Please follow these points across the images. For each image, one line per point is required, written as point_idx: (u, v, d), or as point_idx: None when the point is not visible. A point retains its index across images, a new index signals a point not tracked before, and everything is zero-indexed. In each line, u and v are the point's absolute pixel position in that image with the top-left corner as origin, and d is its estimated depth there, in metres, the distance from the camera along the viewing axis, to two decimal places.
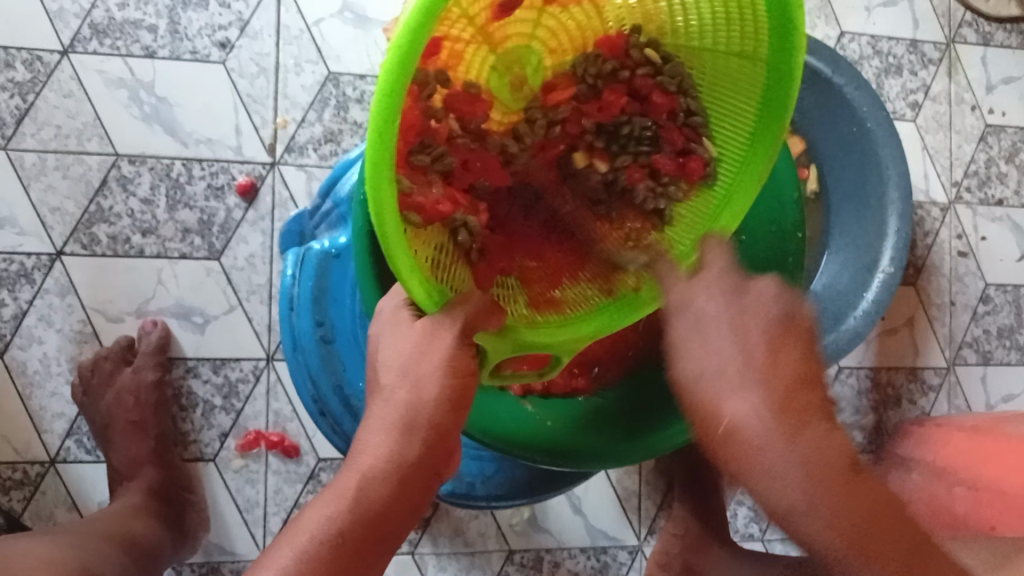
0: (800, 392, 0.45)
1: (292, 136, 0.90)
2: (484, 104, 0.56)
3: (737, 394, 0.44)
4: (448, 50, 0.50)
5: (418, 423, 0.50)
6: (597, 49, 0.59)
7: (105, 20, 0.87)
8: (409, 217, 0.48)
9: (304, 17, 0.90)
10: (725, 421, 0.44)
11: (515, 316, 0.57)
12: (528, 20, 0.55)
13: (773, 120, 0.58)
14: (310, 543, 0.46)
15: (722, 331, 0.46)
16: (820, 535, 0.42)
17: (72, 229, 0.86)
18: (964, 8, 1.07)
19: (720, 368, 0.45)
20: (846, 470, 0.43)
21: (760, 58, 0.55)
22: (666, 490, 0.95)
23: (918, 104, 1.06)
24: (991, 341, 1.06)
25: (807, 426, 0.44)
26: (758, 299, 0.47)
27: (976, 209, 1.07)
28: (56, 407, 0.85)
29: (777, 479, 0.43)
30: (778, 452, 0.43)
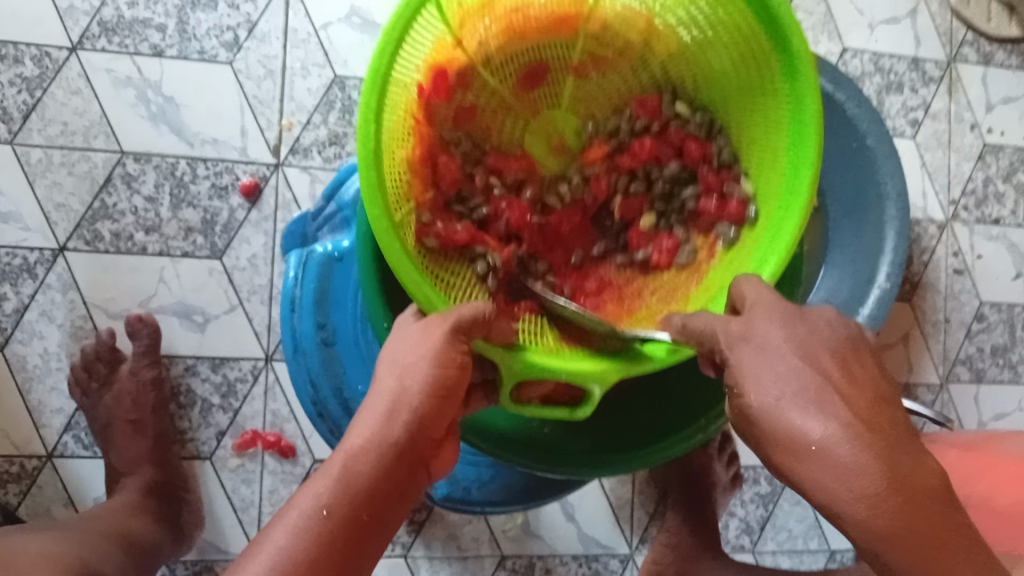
0: (879, 411, 0.44)
1: (297, 139, 0.90)
2: (522, 161, 0.68)
3: (813, 415, 0.44)
4: (484, 114, 0.65)
5: (401, 407, 0.53)
6: (632, 109, 0.69)
7: (114, 18, 0.87)
8: (425, 244, 0.59)
9: (312, 21, 0.91)
10: (813, 441, 0.43)
11: (539, 345, 0.59)
12: (562, 88, 0.68)
13: (801, 143, 0.59)
14: (301, 517, 0.48)
15: (794, 355, 0.46)
16: (918, 565, 0.42)
17: (75, 225, 0.86)
18: (966, 28, 1.09)
19: (793, 392, 0.45)
20: (936, 489, 0.43)
21: (776, 84, 0.60)
22: (660, 498, 0.95)
23: (918, 122, 1.07)
24: (985, 359, 1.07)
25: (895, 444, 0.43)
26: (821, 327, 0.48)
27: (973, 227, 1.08)
28: (56, 402, 0.85)
29: (872, 505, 0.42)
30: (866, 472, 0.42)
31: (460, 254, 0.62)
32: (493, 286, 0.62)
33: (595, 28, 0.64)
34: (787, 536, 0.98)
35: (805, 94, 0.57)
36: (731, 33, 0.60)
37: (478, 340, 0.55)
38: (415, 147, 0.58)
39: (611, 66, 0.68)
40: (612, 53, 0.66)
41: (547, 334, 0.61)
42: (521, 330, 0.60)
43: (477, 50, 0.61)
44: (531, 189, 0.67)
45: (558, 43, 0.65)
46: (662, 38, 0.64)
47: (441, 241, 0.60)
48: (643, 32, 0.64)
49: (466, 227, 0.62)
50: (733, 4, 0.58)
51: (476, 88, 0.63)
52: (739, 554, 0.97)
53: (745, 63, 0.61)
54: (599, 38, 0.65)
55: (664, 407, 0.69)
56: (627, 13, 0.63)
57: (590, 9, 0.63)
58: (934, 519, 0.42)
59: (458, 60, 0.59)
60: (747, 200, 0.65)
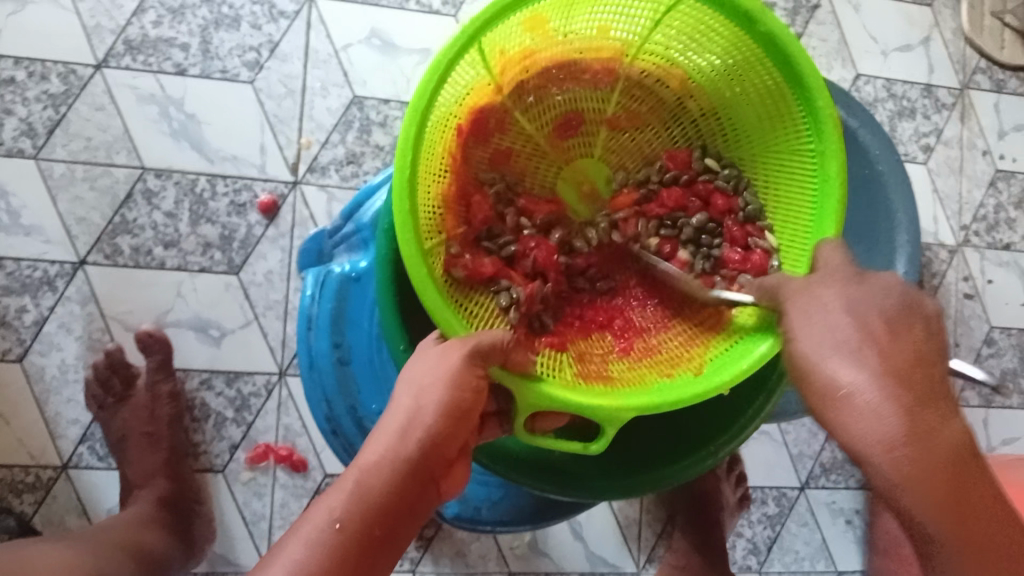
0: (915, 369, 0.48)
1: (315, 157, 0.92)
2: (552, 205, 0.69)
3: (848, 365, 0.48)
4: (519, 158, 0.68)
5: (414, 425, 0.54)
6: (663, 161, 0.70)
7: (140, 36, 0.89)
8: (451, 275, 0.61)
9: (333, 42, 0.93)
10: (843, 387, 0.47)
11: (556, 377, 0.59)
12: (594, 138, 0.70)
13: (824, 200, 0.60)
14: (315, 530, 0.49)
15: (842, 310, 0.50)
16: (924, 511, 0.45)
17: (96, 239, 0.88)
18: (979, 55, 1.10)
19: (837, 342, 0.49)
20: (956, 446, 0.46)
21: (801, 139, 0.62)
22: (667, 518, 0.96)
23: (930, 148, 1.07)
24: (995, 385, 1.07)
25: (922, 399, 0.47)
26: (880, 288, 0.51)
27: (984, 253, 1.08)
28: (72, 413, 0.86)
29: (889, 451, 0.46)
30: (888, 420, 0.46)
31: (485, 285, 0.64)
32: (514, 318, 0.63)
33: (629, 81, 0.67)
34: (794, 558, 0.99)
35: (828, 147, 0.59)
36: (759, 88, 0.63)
37: (494, 366, 0.56)
38: (451, 185, 0.62)
39: (645, 123, 0.70)
40: (643, 107, 0.69)
41: (565, 369, 0.61)
42: (541, 362, 0.60)
43: (513, 95, 0.64)
44: (560, 232, 0.68)
45: (594, 95, 0.68)
46: (693, 93, 0.67)
47: (468, 273, 0.62)
48: (675, 86, 0.68)
49: (493, 261, 0.64)
50: (761, 59, 0.61)
51: (513, 132, 0.66)
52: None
53: (771, 119, 0.64)
54: (633, 92, 0.68)
55: (676, 430, 0.70)
56: (659, 66, 0.67)
57: (627, 61, 0.66)
58: (948, 473, 0.45)
59: (497, 105, 0.63)
60: (771, 252, 0.65)
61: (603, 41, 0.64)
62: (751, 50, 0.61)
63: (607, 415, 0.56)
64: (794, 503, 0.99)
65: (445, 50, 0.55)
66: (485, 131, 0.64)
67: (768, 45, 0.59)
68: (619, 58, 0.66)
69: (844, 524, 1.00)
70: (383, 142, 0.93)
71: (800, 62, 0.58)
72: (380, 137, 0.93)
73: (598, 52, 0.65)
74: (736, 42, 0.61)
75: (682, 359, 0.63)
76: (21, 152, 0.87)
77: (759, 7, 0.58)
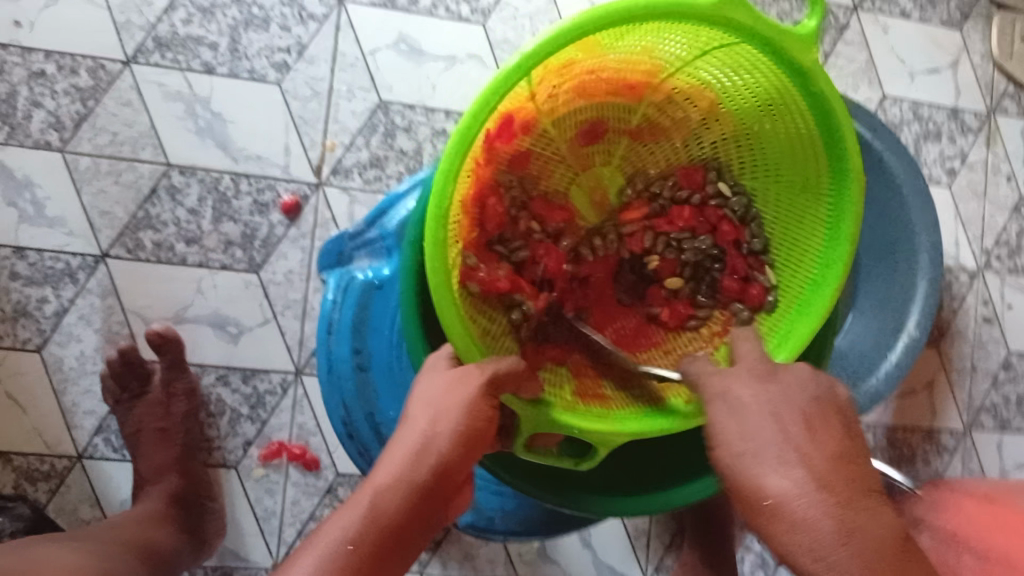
0: (839, 468, 0.47)
1: (338, 159, 0.92)
2: (564, 212, 0.69)
3: (774, 474, 0.46)
4: (537, 160, 0.65)
5: (428, 451, 0.53)
6: (677, 178, 0.71)
7: (169, 34, 0.90)
8: (468, 287, 0.60)
9: (360, 45, 0.93)
10: (769, 498, 0.46)
11: (559, 398, 0.61)
12: (613, 149, 0.69)
13: (833, 252, 0.63)
14: (327, 552, 0.48)
15: (761, 415, 0.49)
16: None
17: (119, 233, 0.88)
18: (1006, 81, 1.09)
19: (755, 450, 0.48)
20: (894, 543, 0.44)
21: (822, 187, 0.64)
22: (677, 532, 0.96)
23: (954, 171, 1.07)
24: (1011, 411, 1.06)
25: (851, 498, 0.45)
26: (790, 388, 0.51)
27: (1005, 278, 1.07)
28: (88, 404, 0.87)
29: (825, 560, 0.43)
30: (821, 524, 0.44)
31: (497, 300, 0.63)
32: (523, 336, 0.64)
33: (659, 98, 0.66)
34: None
35: (848, 206, 0.62)
36: (791, 130, 0.63)
37: (507, 394, 0.57)
38: (471, 189, 0.58)
39: (664, 137, 0.69)
40: (668, 123, 0.68)
41: (564, 386, 0.64)
42: (545, 380, 0.63)
43: (546, 104, 0.61)
44: (568, 240, 0.68)
45: (620, 107, 0.66)
46: (720, 117, 0.67)
47: (482, 286, 0.61)
48: (703, 106, 0.66)
49: (506, 273, 0.63)
50: (801, 108, 0.61)
51: (539, 137, 0.64)
52: None
53: (795, 157, 0.65)
54: (660, 107, 0.67)
55: (685, 457, 0.69)
56: (693, 87, 0.65)
57: (660, 80, 0.64)
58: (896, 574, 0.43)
59: (527, 111, 0.59)
60: (769, 288, 0.68)
61: (644, 59, 0.61)
62: (793, 97, 0.60)
63: (606, 437, 0.59)
64: None
65: (495, 82, 0.52)
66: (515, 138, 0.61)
67: (815, 102, 0.59)
68: (654, 75, 0.63)
69: None
70: (407, 147, 0.94)
71: (841, 125, 0.59)
72: (405, 141, 0.93)
73: (636, 68, 0.62)
74: (777, 86, 0.61)
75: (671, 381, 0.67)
76: (47, 144, 0.88)
77: (814, 64, 0.57)
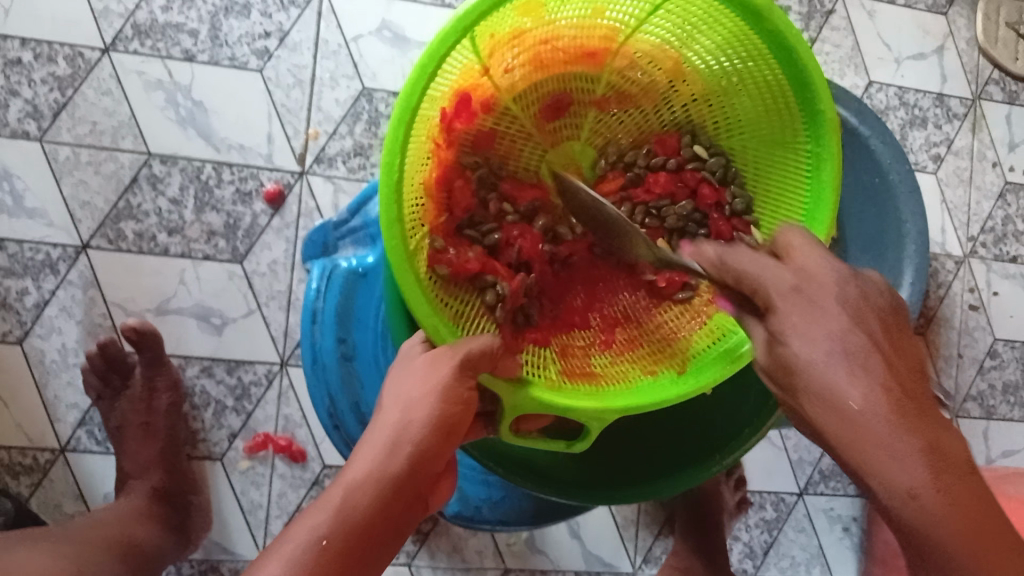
0: (918, 383, 0.42)
1: (322, 148, 0.91)
2: (536, 190, 0.68)
3: (856, 381, 0.41)
4: (503, 140, 0.66)
5: (403, 440, 0.54)
6: (652, 146, 0.70)
7: (148, 21, 0.89)
8: (437, 271, 0.59)
9: (343, 32, 0.92)
10: (851, 405, 0.40)
11: (542, 378, 0.60)
12: (582, 121, 0.69)
13: (818, 199, 0.61)
14: (297, 549, 0.47)
15: (842, 314, 0.42)
16: (949, 537, 0.38)
17: (100, 224, 0.87)
18: (992, 66, 1.10)
19: (842, 353, 0.41)
20: (966, 467, 0.40)
21: (799, 138, 0.62)
22: (666, 519, 0.96)
23: (940, 157, 1.07)
24: (996, 397, 1.07)
25: (926, 415, 0.41)
26: (870, 288, 0.44)
27: (990, 265, 1.07)
28: (71, 398, 0.86)
29: (905, 472, 0.39)
30: (903, 442, 0.39)
31: (470, 283, 0.63)
32: (501, 317, 0.63)
33: (621, 64, 0.65)
34: (790, 563, 0.98)
35: (827, 154, 0.60)
36: (759, 85, 0.62)
37: (484, 374, 0.56)
38: (432, 171, 0.59)
39: (634, 105, 0.69)
40: (635, 90, 0.67)
41: (549, 366, 0.62)
42: (526, 361, 0.61)
43: (501, 75, 0.61)
44: (544, 219, 0.67)
45: (583, 75, 0.66)
46: (687, 80, 0.66)
47: (452, 269, 0.61)
48: (668, 69, 0.66)
49: (477, 255, 0.63)
50: (762, 55, 0.60)
51: (500, 114, 0.64)
52: None
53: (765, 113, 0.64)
54: (624, 74, 0.66)
55: (672, 445, 0.69)
56: (655, 49, 0.64)
57: (619, 44, 0.64)
58: (972, 496, 0.39)
59: (481, 86, 0.60)
60: None
61: (598, 20, 0.61)
62: (754, 47, 0.60)
63: (595, 412, 0.57)
64: (792, 509, 0.99)
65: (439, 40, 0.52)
66: (472, 117, 0.62)
67: (775, 46, 0.58)
68: (612, 39, 0.63)
69: (842, 530, 1.00)
70: None
71: (808, 68, 0.58)
72: None
73: (592, 31, 0.62)
74: (738, 35, 0.60)
75: (665, 355, 0.64)
76: (26, 134, 0.86)
77: (770, 7, 0.56)
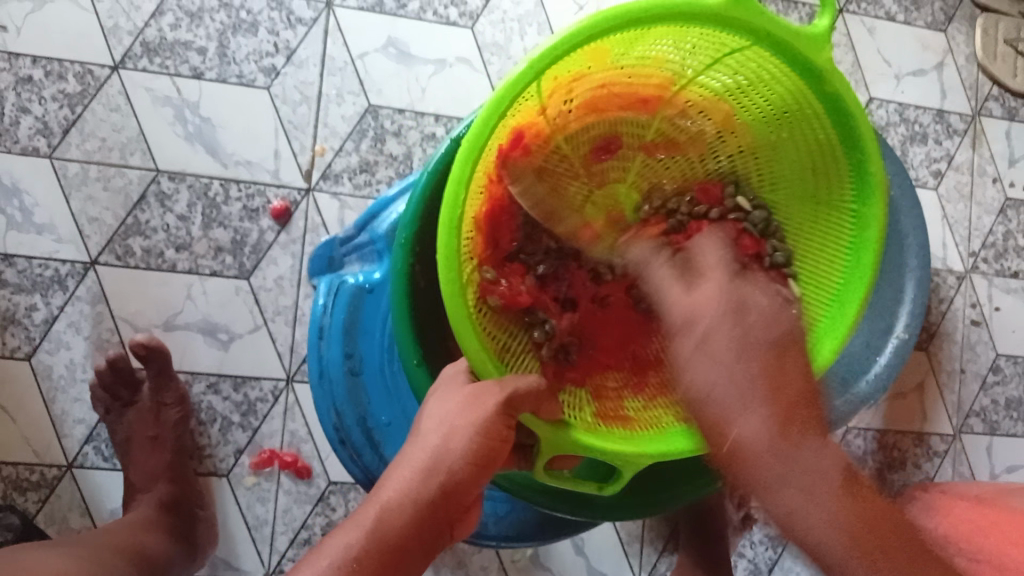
0: (800, 409, 0.50)
1: (329, 164, 0.92)
2: (582, 227, 0.67)
3: (742, 416, 0.49)
4: (550, 176, 0.64)
5: (439, 467, 0.53)
6: (694, 194, 0.69)
7: (157, 39, 0.90)
8: (489, 301, 0.60)
9: (350, 50, 0.93)
10: (734, 438, 0.49)
11: (579, 419, 0.60)
12: (629, 165, 0.69)
13: (860, 260, 0.63)
14: (329, 567, 0.49)
15: (730, 356, 0.51)
16: (828, 539, 0.47)
17: (108, 240, 0.88)
18: (991, 83, 1.10)
19: (724, 389, 0.50)
20: (841, 476, 0.48)
21: (844, 199, 0.64)
22: (669, 534, 0.96)
23: (940, 173, 1.07)
24: (999, 412, 1.07)
25: (805, 439, 0.49)
26: (754, 321, 0.53)
27: (991, 279, 1.08)
28: (78, 413, 0.86)
29: (785, 489, 0.48)
30: (785, 464, 0.48)
31: (519, 316, 0.63)
32: (544, 355, 0.63)
33: (673, 112, 0.65)
34: None
35: (871, 219, 0.62)
36: (811, 138, 0.63)
37: (527, 413, 0.56)
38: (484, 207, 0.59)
39: (681, 152, 0.69)
40: (683, 138, 0.67)
41: (585, 407, 0.62)
42: (565, 402, 0.61)
43: (556, 117, 0.61)
44: (587, 257, 0.67)
45: (634, 121, 0.66)
46: (736, 130, 0.66)
47: (503, 301, 0.61)
48: (718, 121, 0.66)
49: (529, 287, 0.64)
50: (818, 115, 0.61)
51: (552, 153, 0.63)
52: None
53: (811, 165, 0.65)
54: (674, 121, 0.66)
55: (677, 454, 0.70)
56: (706, 100, 0.64)
57: (673, 92, 0.64)
58: (848, 505, 0.47)
59: (537, 125, 0.60)
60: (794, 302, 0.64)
61: (656, 69, 0.61)
62: (810, 105, 0.61)
63: (631, 457, 0.58)
64: None
65: (512, 82, 0.51)
66: (530, 154, 0.61)
67: (829, 102, 0.59)
68: (667, 88, 0.63)
69: None
70: (397, 151, 0.93)
71: (858, 121, 0.59)
72: (395, 146, 0.93)
73: (647, 81, 0.62)
74: (795, 93, 0.61)
75: None
76: (35, 150, 0.87)
77: (832, 66, 0.56)
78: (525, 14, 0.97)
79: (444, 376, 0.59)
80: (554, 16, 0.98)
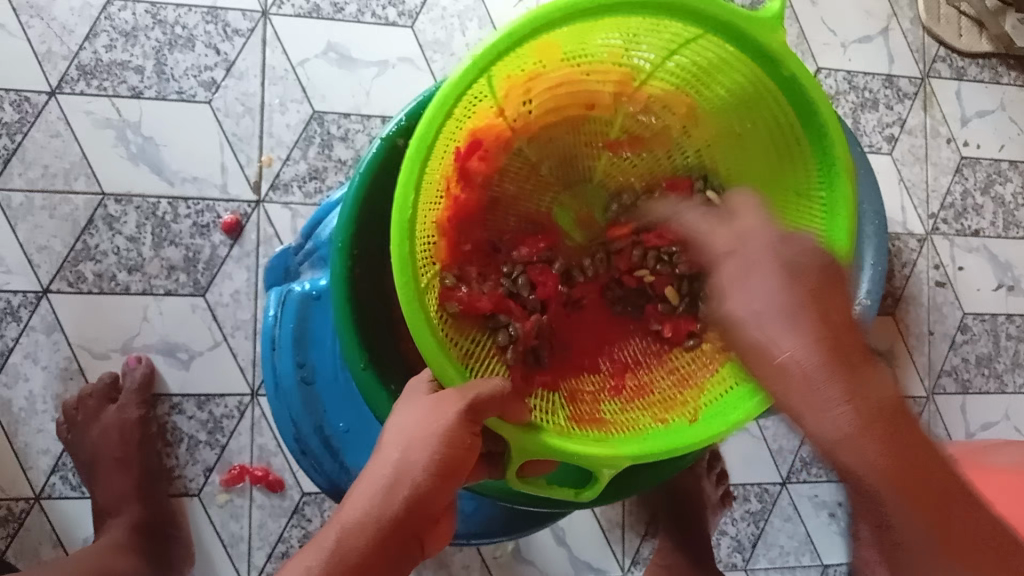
0: (846, 335, 0.47)
1: (277, 175, 0.91)
2: (547, 237, 0.68)
3: (784, 331, 0.47)
4: (511, 183, 0.64)
5: (400, 482, 0.52)
6: (662, 191, 0.68)
7: (93, 61, 0.89)
8: (447, 308, 0.58)
9: (289, 58, 0.92)
10: (782, 355, 0.46)
11: (551, 424, 0.57)
12: (596, 163, 0.68)
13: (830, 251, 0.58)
14: None
15: (770, 276, 0.49)
16: (868, 465, 0.45)
17: (58, 267, 0.87)
18: (938, 44, 1.10)
19: (775, 306, 0.47)
20: (891, 407, 0.46)
21: (811, 184, 0.60)
22: (650, 520, 0.96)
23: (894, 137, 1.08)
24: (971, 370, 1.07)
25: (854, 364, 0.46)
26: (804, 254, 0.50)
27: (953, 239, 1.08)
28: (42, 443, 0.85)
29: (826, 413, 0.45)
30: (831, 387, 0.45)
31: (482, 323, 0.62)
32: (510, 359, 0.61)
33: (634, 108, 0.64)
34: (778, 552, 0.99)
35: (839, 204, 0.58)
36: (774, 123, 0.60)
37: (491, 417, 0.53)
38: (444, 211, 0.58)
39: (647, 147, 0.67)
40: (648, 134, 0.66)
41: (557, 412, 0.59)
42: (535, 407, 0.58)
43: (515, 120, 0.60)
44: (559, 262, 0.67)
45: (597, 121, 0.65)
46: (701, 122, 0.65)
47: (463, 306, 0.59)
48: (680, 114, 0.65)
49: (490, 295, 0.62)
50: (778, 101, 0.59)
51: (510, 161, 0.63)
52: (732, 573, 0.97)
53: (779, 154, 0.62)
54: (637, 117, 0.65)
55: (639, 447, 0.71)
56: (669, 92, 0.63)
57: (634, 87, 0.63)
58: (886, 431, 0.45)
59: (497, 128, 0.59)
60: None
61: (614, 63, 0.60)
62: (770, 90, 0.58)
63: (602, 460, 0.54)
64: (775, 497, 0.99)
65: (455, 81, 0.50)
66: (490, 160, 0.61)
67: (785, 84, 0.57)
68: (627, 83, 0.62)
69: (828, 516, 1.00)
70: (345, 156, 0.93)
71: (817, 101, 0.56)
72: (343, 151, 0.92)
73: (605, 76, 0.61)
74: (754, 80, 0.59)
75: (675, 403, 0.60)
76: None
77: (785, 48, 0.55)
78: (463, 9, 0.97)
79: (412, 388, 0.57)
80: (493, 9, 0.97)
